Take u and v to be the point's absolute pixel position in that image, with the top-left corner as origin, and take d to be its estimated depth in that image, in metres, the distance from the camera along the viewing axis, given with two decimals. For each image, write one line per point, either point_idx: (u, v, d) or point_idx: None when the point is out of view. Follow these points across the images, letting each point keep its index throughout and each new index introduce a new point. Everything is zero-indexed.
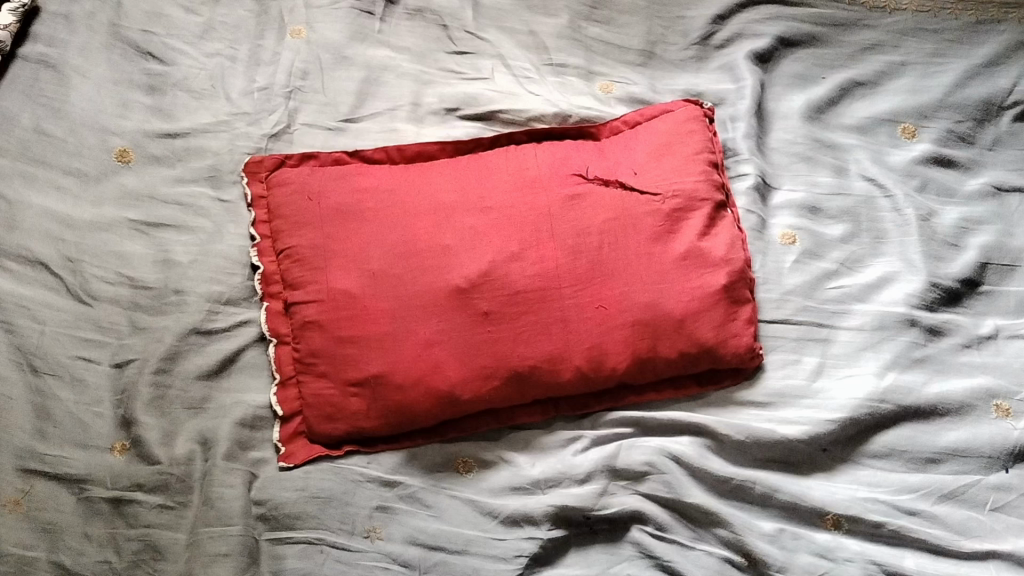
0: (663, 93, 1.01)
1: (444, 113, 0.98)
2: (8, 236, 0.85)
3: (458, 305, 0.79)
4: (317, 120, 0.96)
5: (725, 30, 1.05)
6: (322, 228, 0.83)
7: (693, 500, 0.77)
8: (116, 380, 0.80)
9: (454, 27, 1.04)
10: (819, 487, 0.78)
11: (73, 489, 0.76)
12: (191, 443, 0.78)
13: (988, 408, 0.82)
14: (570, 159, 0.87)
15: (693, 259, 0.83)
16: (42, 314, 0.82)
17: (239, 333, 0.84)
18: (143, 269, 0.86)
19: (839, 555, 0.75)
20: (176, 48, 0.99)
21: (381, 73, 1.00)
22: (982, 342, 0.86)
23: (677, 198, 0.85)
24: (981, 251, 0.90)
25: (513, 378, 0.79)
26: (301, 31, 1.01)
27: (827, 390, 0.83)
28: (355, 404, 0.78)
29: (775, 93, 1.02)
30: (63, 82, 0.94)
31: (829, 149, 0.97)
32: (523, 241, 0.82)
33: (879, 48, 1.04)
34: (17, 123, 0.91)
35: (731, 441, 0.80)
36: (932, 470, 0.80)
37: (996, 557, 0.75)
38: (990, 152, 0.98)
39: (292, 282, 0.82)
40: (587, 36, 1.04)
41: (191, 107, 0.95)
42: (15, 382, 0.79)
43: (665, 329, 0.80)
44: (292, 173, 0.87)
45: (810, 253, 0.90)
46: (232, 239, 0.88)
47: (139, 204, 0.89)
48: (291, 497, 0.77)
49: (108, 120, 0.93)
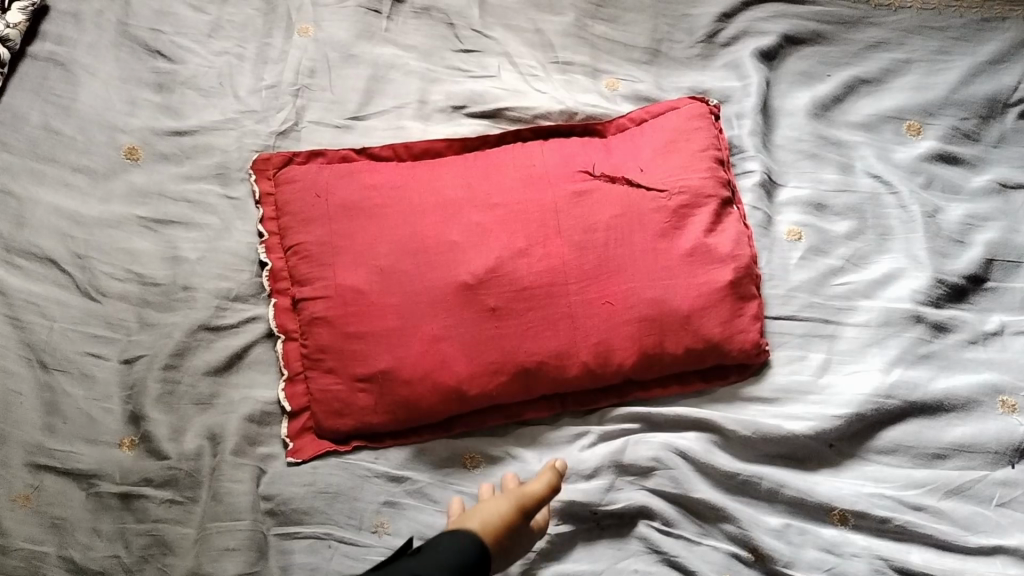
0: (669, 92, 1.01)
1: (451, 111, 0.98)
2: (17, 233, 0.86)
3: (466, 300, 0.79)
4: (324, 118, 0.97)
5: (731, 28, 1.05)
6: (330, 224, 0.83)
7: (700, 495, 0.77)
8: (125, 376, 0.81)
9: (461, 26, 1.04)
10: (826, 483, 0.78)
11: (82, 484, 0.76)
12: (200, 439, 0.78)
13: (994, 404, 0.82)
14: (576, 156, 0.87)
15: (699, 255, 0.83)
16: (52, 310, 0.83)
17: (247, 329, 0.84)
18: (152, 265, 0.86)
19: (845, 550, 0.75)
20: (184, 46, 1.00)
21: (388, 71, 1.00)
22: (987, 338, 0.86)
23: (683, 195, 0.85)
24: (987, 247, 0.90)
25: (519, 373, 0.79)
26: (308, 29, 1.02)
27: (833, 386, 0.83)
28: (363, 400, 0.79)
29: (780, 90, 1.02)
30: (72, 80, 0.95)
31: (835, 147, 0.97)
32: (530, 237, 0.82)
33: (885, 46, 1.05)
34: (27, 122, 0.92)
35: (738, 436, 0.80)
36: (938, 465, 0.79)
37: (1002, 552, 0.75)
38: (996, 149, 0.98)
39: (300, 278, 0.83)
40: (593, 34, 1.05)
41: (199, 105, 0.96)
42: (24, 377, 0.80)
43: (671, 326, 0.81)
44: (299, 170, 0.88)
45: (817, 249, 0.91)
46: (240, 236, 0.89)
47: (147, 201, 0.89)
48: (299, 493, 0.77)
49: (117, 118, 0.93)
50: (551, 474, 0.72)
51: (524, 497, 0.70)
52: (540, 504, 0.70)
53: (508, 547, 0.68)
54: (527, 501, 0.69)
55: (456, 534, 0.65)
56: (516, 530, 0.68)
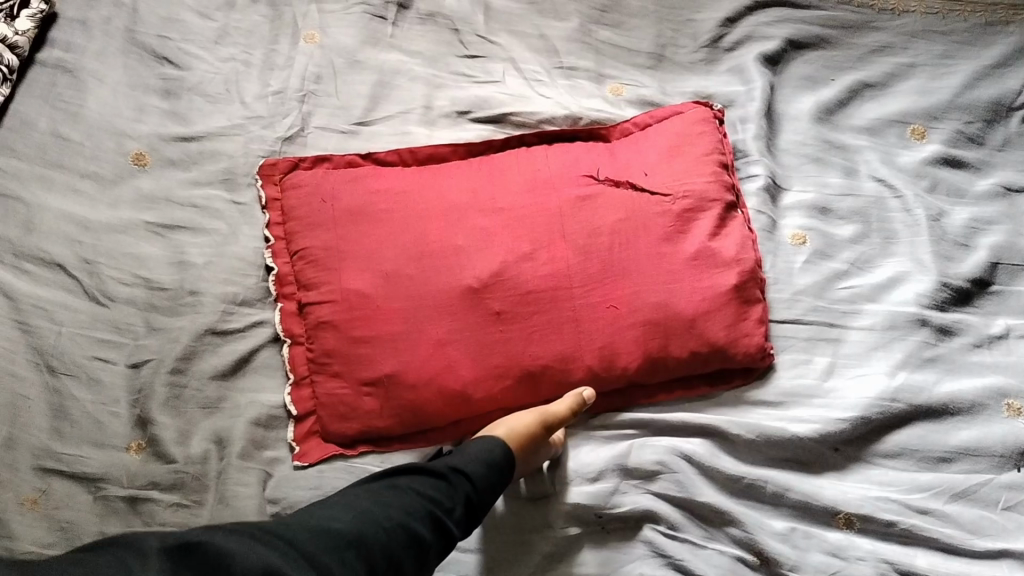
0: (673, 96, 1.01)
1: (456, 116, 0.99)
2: (26, 238, 0.86)
3: (471, 304, 0.80)
4: (330, 124, 0.97)
5: (734, 33, 1.06)
6: (335, 229, 0.84)
7: (704, 499, 0.77)
8: (132, 381, 0.81)
9: (466, 32, 1.05)
10: (831, 487, 0.78)
11: (90, 488, 0.77)
12: (206, 442, 0.79)
13: (1000, 407, 0.81)
14: (580, 161, 0.88)
15: (703, 259, 0.83)
16: (60, 315, 0.83)
17: (253, 334, 0.85)
18: (159, 270, 0.87)
19: (851, 554, 0.75)
20: (192, 52, 1.00)
21: (393, 76, 1.01)
22: (993, 342, 0.85)
23: (688, 199, 0.85)
24: (992, 250, 0.90)
25: (524, 377, 0.79)
26: (314, 36, 1.03)
27: (838, 390, 0.83)
28: (369, 403, 0.79)
29: (784, 95, 1.02)
30: (80, 87, 0.96)
31: (839, 151, 0.97)
32: (535, 240, 0.82)
33: (888, 51, 1.05)
34: (35, 128, 0.93)
35: (742, 440, 0.80)
36: (943, 469, 0.79)
37: (1009, 555, 0.74)
38: (1000, 152, 0.98)
39: (307, 283, 0.83)
40: (597, 39, 1.05)
41: (206, 111, 0.97)
42: (32, 382, 0.80)
43: (676, 329, 0.81)
44: (305, 175, 0.88)
45: (821, 253, 0.91)
46: (247, 240, 0.89)
47: (155, 206, 0.90)
48: (305, 496, 0.77)
49: (125, 124, 0.94)
50: (572, 398, 0.78)
51: (547, 415, 0.76)
52: (561, 423, 0.77)
53: (533, 459, 0.75)
54: (549, 418, 0.76)
55: (484, 440, 0.73)
56: (539, 442, 0.75)
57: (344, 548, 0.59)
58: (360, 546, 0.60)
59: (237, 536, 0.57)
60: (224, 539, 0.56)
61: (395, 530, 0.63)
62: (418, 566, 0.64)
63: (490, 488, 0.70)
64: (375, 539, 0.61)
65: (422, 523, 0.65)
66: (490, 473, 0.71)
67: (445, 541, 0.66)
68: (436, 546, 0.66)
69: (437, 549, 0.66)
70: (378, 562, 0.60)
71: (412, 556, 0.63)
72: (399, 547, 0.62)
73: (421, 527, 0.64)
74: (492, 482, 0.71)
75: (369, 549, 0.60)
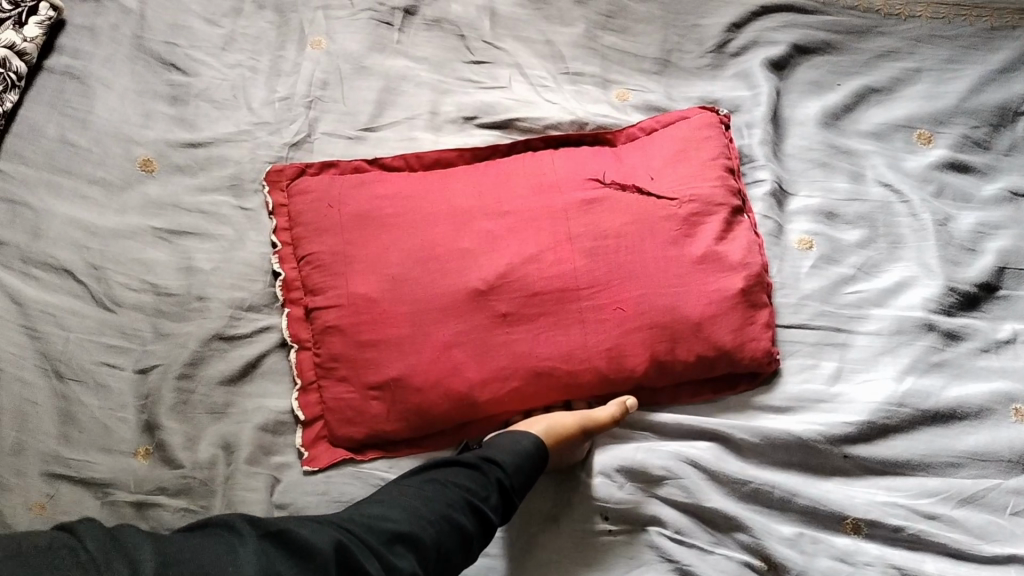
0: (679, 102, 1.01)
1: (462, 122, 0.99)
2: (34, 244, 0.87)
3: (477, 307, 0.80)
4: (336, 129, 0.97)
5: (740, 38, 1.06)
6: (342, 234, 0.84)
7: (712, 504, 0.77)
8: (139, 386, 0.82)
9: (472, 37, 1.05)
10: (838, 492, 0.78)
11: (97, 493, 0.77)
12: (213, 448, 0.79)
13: (1008, 412, 0.81)
14: (586, 165, 0.88)
15: (709, 263, 0.83)
16: (67, 320, 0.83)
17: (260, 339, 0.85)
18: (166, 276, 0.87)
19: (858, 559, 0.75)
20: (198, 59, 1.01)
21: (400, 82, 1.01)
22: (1000, 346, 0.85)
23: (694, 203, 0.85)
24: (999, 255, 0.90)
25: (530, 380, 0.79)
26: (321, 42, 1.03)
27: (845, 394, 0.83)
28: (376, 407, 0.79)
29: (790, 100, 1.03)
30: (88, 93, 0.96)
31: (845, 156, 0.97)
32: (541, 243, 0.82)
33: (895, 55, 1.05)
34: (43, 134, 0.93)
35: (747, 444, 0.80)
36: (951, 474, 0.79)
37: (1017, 561, 0.74)
38: (1006, 157, 0.98)
39: (314, 287, 0.84)
40: (603, 44, 1.05)
41: (213, 117, 0.97)
42: (40, 387, 0.80)
43: (682, 333, 0.81)
44: (311, 181, 0.89)
45: (828, 258, 0.91)
46: (254, 246, 0.89)
47: (162, 212, 0.90)
48: (313, 502, 0.78)
49: (132, 130, 0.95)
50: (615, 407, 0.79)
51: (590, 421, 0.77)
52: (602, 429, 0.78)
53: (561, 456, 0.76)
54: (591, 424, 0.77)
55: (518, 433, 0.75)
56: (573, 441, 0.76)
57: (392, 543, 0.63)
58: (408, 538, 0.63)
59: (311, 522, 0.62)
60: (300, 526, 0.60)
61: (439, 522, 0.65)
62: (463, 554, 0.67)
63: (524, 474, 0.72)
64: (421, 534, 0.64)
65: (461, 513, 0.67)
66: (522, 458, 0.72)
67: (487, 528, 0.69)
68: (478, 534, 0.68)
69: (480, 537, 0.68)
70: (426, 555, 0.64)
71: (457, 546, 0.66)
72: (444, 539, 0.65)
73: (462, 518, 0.67)
74: (525, 469, 0.72)
75: (416, 543, 0.63)
